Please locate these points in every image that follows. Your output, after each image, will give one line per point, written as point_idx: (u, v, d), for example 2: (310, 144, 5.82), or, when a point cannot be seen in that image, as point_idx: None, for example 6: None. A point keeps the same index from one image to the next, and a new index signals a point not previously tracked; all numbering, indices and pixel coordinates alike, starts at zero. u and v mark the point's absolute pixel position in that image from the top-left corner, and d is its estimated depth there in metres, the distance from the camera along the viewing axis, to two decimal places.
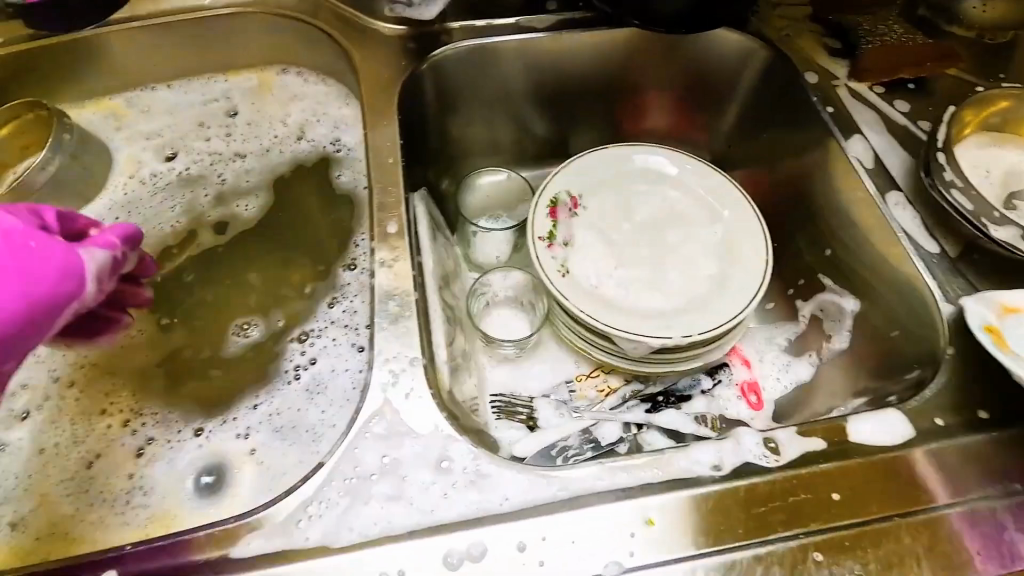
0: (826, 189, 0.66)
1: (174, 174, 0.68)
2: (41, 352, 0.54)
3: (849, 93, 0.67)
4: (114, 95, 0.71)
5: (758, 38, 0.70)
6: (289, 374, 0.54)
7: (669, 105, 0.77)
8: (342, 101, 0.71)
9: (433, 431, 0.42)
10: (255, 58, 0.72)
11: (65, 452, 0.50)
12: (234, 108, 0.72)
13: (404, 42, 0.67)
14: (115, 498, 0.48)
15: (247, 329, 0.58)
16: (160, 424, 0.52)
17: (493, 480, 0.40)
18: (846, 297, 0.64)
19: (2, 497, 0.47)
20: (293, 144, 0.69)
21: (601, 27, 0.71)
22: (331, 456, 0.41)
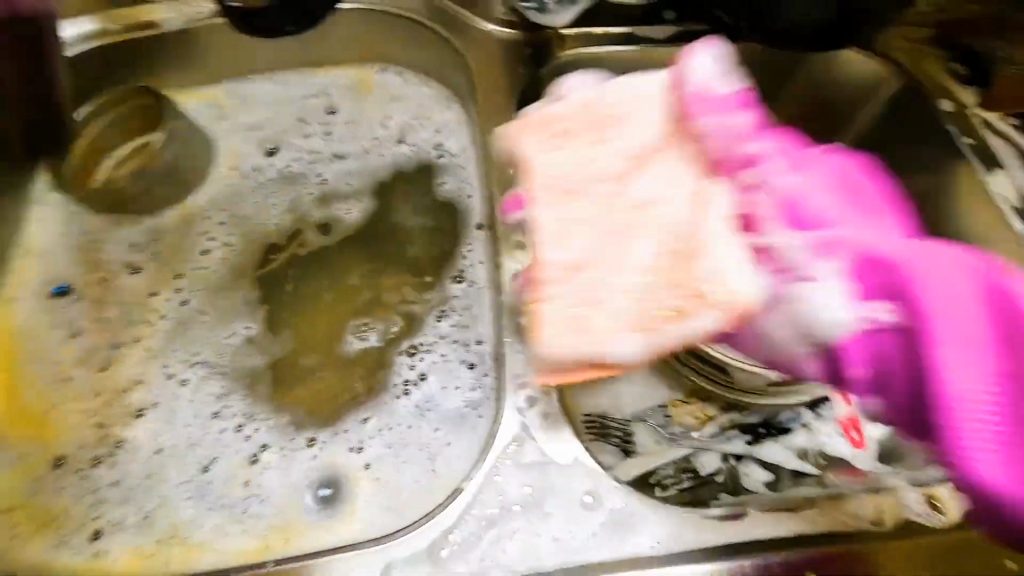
0: (954, 224, 0.62)
1: (274, 171, 0.65)
2: (156, 348, 0.54)
3: (983, 124, 0.64)
4: (215, 85, 0.69)
5: (889, 63, 0.66)
6: (397, 389, 0.52)
7: (778, 124, 0.74)
8: (445, 105, 0.69)
9: (575, 463, 0.40)
10: (356, 55, 0.70)
11: (177, 455, 0.49)
12: (332, 105, 0.69)
13: (518, 47, 0.65)
14: (233, 506, 0.46)
15: (362, 334, 0.55)
16: (272, 430, 0.50)
17: (643, 522, 0.38)
18: None
19: (125, 497, 0.47)
20: (391, 148, 0.67)
21: (719, 39, 0.67)
22: (470, 482, 0.39)
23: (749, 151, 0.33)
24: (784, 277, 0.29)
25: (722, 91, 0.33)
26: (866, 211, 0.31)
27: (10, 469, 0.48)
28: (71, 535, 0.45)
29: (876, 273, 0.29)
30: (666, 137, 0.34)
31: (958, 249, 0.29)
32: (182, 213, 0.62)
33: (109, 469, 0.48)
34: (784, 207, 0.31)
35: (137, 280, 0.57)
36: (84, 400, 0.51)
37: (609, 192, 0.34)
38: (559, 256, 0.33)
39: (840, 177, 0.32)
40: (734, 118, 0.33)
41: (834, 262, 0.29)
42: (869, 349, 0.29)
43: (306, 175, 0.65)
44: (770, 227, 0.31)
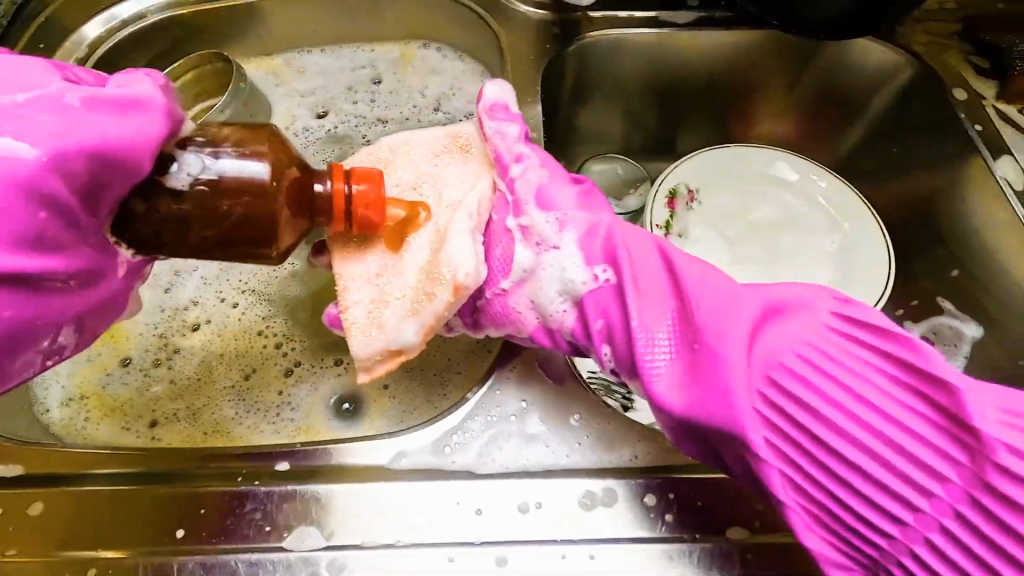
0: (961, 210, 0.64)
1: (323, 131, 0.72)
2: (208, 273, 0.61)
3: (996, 114, 0.66)
4: (274, 54, 0.77)
5: (907, 53, 0.68)
6: None
7: (795, 112, 0.77)
8: (478, 79, 0.75)
9: (568, 383, 0.45)
10: (400, 31, 0.77)
11: (225, 363, 0.56)
12: (379, 77, 0.76)
13: (548, 26, 0.70)
14: (268, 409, 0.53)
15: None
16: (306, 351, 0.57)
17: (626, 437, 0.43)
18: (968, 324, 0.62)
19: (177, 394, 0.54)
20: (430, 115, 0.73)
21: (740, 27, 0.71)
22: (476, 392, 0.45)
23: (613, 258, 0.43)
24: (622, 336, 0.42)
25: (597, 200, 0.47)
26: (673, 297, 0.42)
27: (84, 364, 0.55)
28: (132, 420, 0.53)
29: (680, 338, 0.40)
30: (567, 225, 0.44)
31: (758, 301, 0.40)
32: None
33: (166, 371, 0.55)
34: (634, 287, 0.42)
35: None
36: (146, 313, 0.58)
37: (504, 247, 0.44)
38: (447, 275, 0.40)
39: (684, 277, 0.42)
40: (593, 233, 0.44)
41: (667, 331, 0.40)
42: (676, 384, 0.39)
43: (353, 135, 0.72)
44: (606, 306, 0.43)
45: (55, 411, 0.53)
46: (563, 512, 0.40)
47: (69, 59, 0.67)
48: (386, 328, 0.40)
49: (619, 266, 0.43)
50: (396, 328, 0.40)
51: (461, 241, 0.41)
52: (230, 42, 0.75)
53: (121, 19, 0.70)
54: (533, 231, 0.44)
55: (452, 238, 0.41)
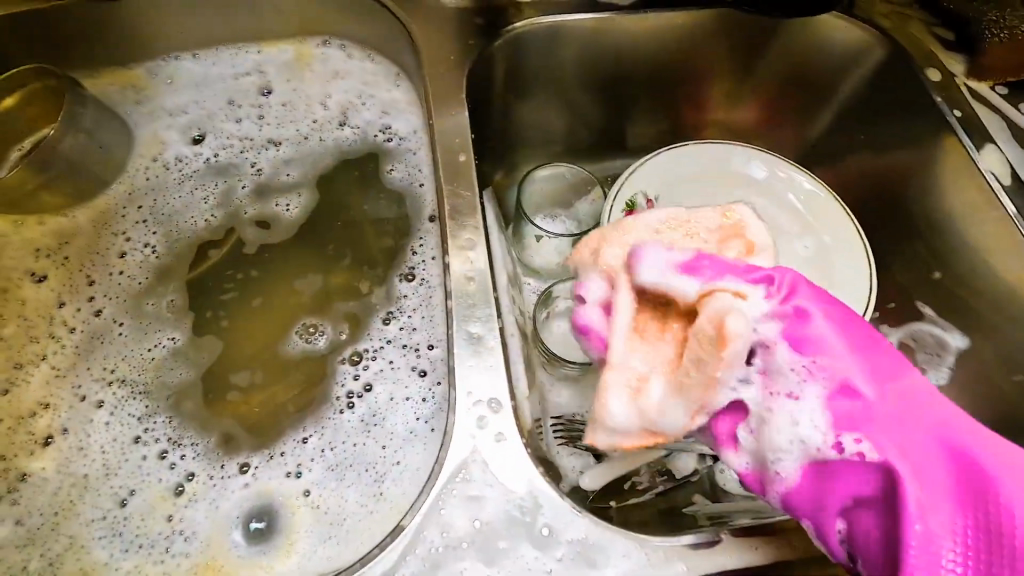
0: (941, 202, 0.58)
1: (200, 161, 0.58)
2: (61, 364, 0.48)
3: (969, 93, 0.60)
4: (132, 65, 0.61)
5: (875, 30, 0.61)
6: (340, 401, 0.47)
7: (754, 99, 0.69)
8: (393, 82, 0.62)
9: (529, 491, 0.36)
10: (292, 28, 0.62)
11: (93, 488, 0.44)
12: (269, 85, 0.62)
13: (470, 17, 0.59)
14: (156, 545, 0.42)
15: (310, 336, 0.51)
16: (201, 457, 0.45)
17: (609, 553, 0.34)
18: (952, 332, 0.57)
19: (30, 537, 0.42)
20: (335, 130, 0.60)
21: (690, 7, 0.62)
22: (412, 518, 0.35)
23: (879, 443, 0.31)
24: (916, 549, 0.29)
25: (813, 330, 0.34)
26: (959, 492, 0.31)
27: None
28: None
29: (986, 545, 0.30)
30: (799, 395, 0.33)
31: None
32: (92, 211, 0.55)
33: (15, 508, 0.43)
34: (918, 476, 0.31)
35: (42, 291, 0.51)
36: None
37: (709, 365, 0.32)
38: (723, 366, 0.32)
39: (921, 459, 0.31)
40: (856, 393, 0.33)
41: (959, 547, 0.29)
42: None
43: (239, 163, 0.58)
44: (861, 490, 0.31)
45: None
46: None
47: None
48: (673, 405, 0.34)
49: (913, 455, 0.31)
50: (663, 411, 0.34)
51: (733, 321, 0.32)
52: (69, 53, 0.59)
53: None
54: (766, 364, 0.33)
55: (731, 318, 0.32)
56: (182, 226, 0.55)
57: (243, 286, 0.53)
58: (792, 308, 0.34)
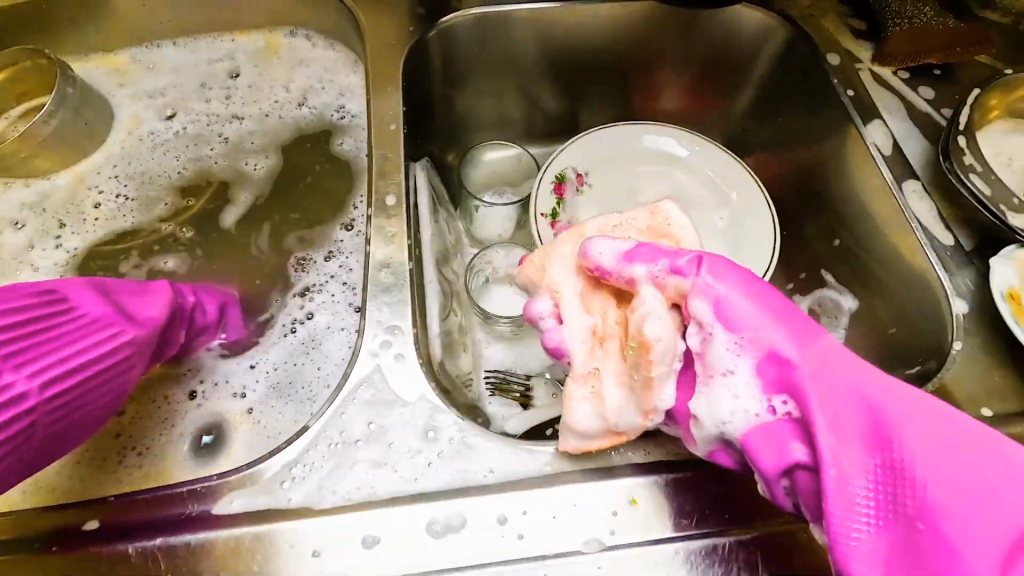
0: (841, 177, 0.63)
1: (172, 135, 0.65)
2: None
3: (871, 76, 0.65)
4: (118, 51, 0.69)
5: (781, 17, 0.67)
6: (286, 327, 0.55)
7: (684, 85, 0.75)
8: (348, 67, 0.69)
9: (419, 400, 0.42)
10: (259, 18, 0.70)
11: None
12: (237, 69, 0.69)
13: (414, 7, 0.65)
14: (109, 454, 0.48)
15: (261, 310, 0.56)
16: (158, 381, 0.52)
17: (482, 451, 0.40)
18: (846, 296, 0.63)
19: None
20: (293, 110, 0.67)
21: None
22: (318, 419, 0.41)
23: (794, 402, 0.36)
24: (832, 490, 0.33)
25: (734, 309, 0.37)
26: (872, 438, 0.34)
27: None
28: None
29: (892, 480, 0.33)
30: (731, 375, 0.37)
31: (939, 433, 0.33)
32: (72, 174, 0.62)
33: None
34: (832, 428, 0.34)
35: (17, 238, 0.59)
36: None
37: (643, 369, 0.37)
38: (656, 369, 0.37)
39: (838, 414, 0.35)
40: (779, 358, 0.37)
41: (869, 484, 0.33)
42: (878, 555, 0.32)
43: (208, 133, 0.65)
44: (794, 452, 0.35)
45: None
46: (407, 542, 0.36)
47: None
48: (626, 400, 0.38)
49: (826, 408, 0.35)
50: (617, 409, 0.39)
51: (660, 339, 0.37)
52: (60, 39, 0.67)
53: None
54: (701, 359, 0.37)
55: (644, 319, 0.37)
56: (152, 190, 0.63)
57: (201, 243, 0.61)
58: (714, 290, 0.38)
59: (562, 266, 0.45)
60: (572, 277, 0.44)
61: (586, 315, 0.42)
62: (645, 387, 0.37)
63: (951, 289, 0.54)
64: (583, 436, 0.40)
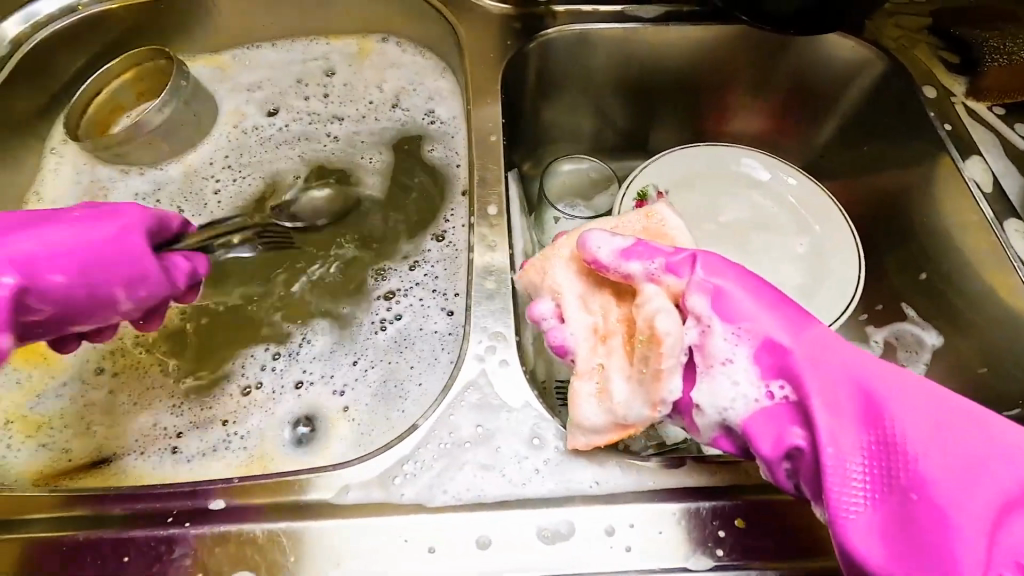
0: (931, 210, 0.63)
1: (272, 132, 0.68)
2: None
3: (967, 111, 0.65)
4: (224, 51, 0.72)
5: (876, 47, 0.67)
6: (374, 324, 0.57)
7: (766, 109, 0.75)
8: (439, 76, 0.71)
9: (524, 407, 0.43)
10: (358, 25, 0.72)
11: (172, 386, 0.54)
12: (333, 73, 0.72)
13: (511, 21, 0.67)
14: (218, 436, 0.51)
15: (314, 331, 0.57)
16: (260, 368, 0.55)
17: (587, 462, 0.41)
18: (928, 331, 0.62)
19: (120, 419, 0.53)
20: (386, 115, 0.69)
21: (708, 22, 0.69)
22: (427, 418, 0.42)
23: (792, 385, 0.37)
24: (830, 469, 0.34)
25: (732, 298, 0.39)
26: (866, 420, 0.36)
27: (15, 389, 0.54)
28: (50, 439, 0.52)
29: (886, 459, 0.35)
30: (733, 363, 0.38)
31: (925, 414, 0.35)
32: (181, 167, 0.65)
33: (111, 378, 0.55)
34: (827, 409, 0.36)
35: None
36: None
37: (653, 362, 0.37)
38: (665, 360, 0.37)
39: (834, 396, 0.36)
40: (775, 344, 0.38)
41: (866, 463, 0.35)
42: (876, 530, 0.34)
43: (316, 133, 0.68)
44: (792, 435, 0.36)
45: (13, 466, 0.51)
46: (519, 546, 0.38)
47: None
48: (638, 393, 0.38)
49: (822, 391, 0.36)
50: (626, 404, 0.39)
51: (666, 334, 0.37)
52: (173, 37, 0.70)
53: (38, 17, 0.65)
54: (701, 347, 0.38)
55: (652, 314, 0.38)
56: (251, 185, 0.65)
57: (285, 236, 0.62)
58: (710, 279, 0.40)
59: (562, 267, 0.45)
60: (575, 278, 0.45)
61: (587, 315, 0.43)
62: (655, 381, 0.37)
63: None
64: (592, 432, 0.40)
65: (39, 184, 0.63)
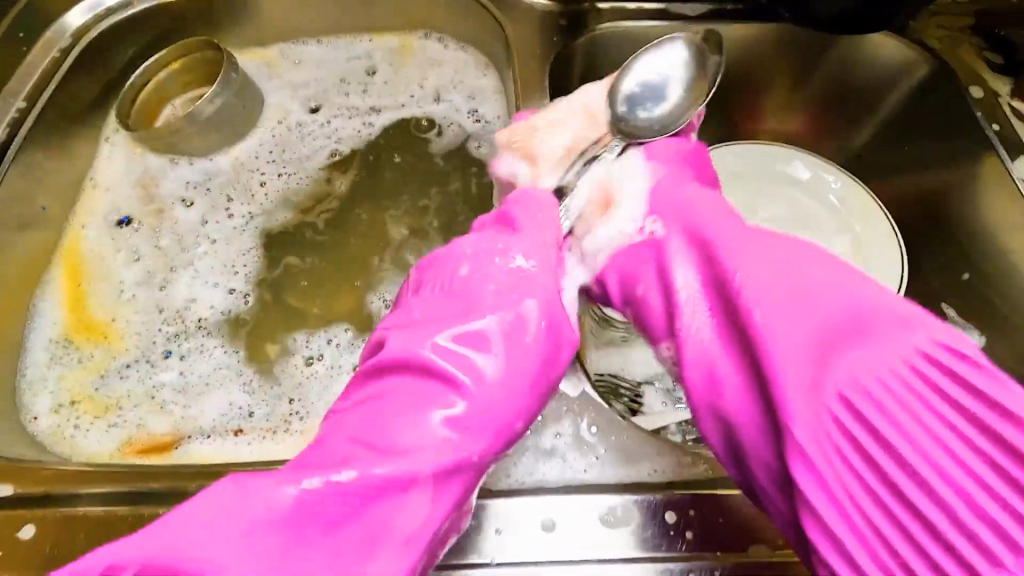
0: (975, 211, 0.63)
1: (319, 126, 0.70)
2: (201, 272, 0.61)
3: (1012, 111, 0.65)
4: (270, 45, 0.73)
5: (921, 47, 0.67)
6: None
7: (802, 107, 0.76)
8: (481, 72, 0.72)
9: (580, 395, 0.44)
10: (402, 21, 0.73)
11: (237, 368, 0.57)
12: (377, 68, 0.73)
13: (556, 18, 0.68)
14: (281, 415, 0.54)
15: (386, 297, 0.60)
16: (321, 342, 0.58)
17: (644, 450, 0.42)
18: (969, 332, 0.62)
19: (185, 400, 0.55)
20: (431, 110, 0.71)
21: (752, 20, 0.69)
22: None
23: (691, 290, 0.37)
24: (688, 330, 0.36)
25: (693, 207, 0.41)
26: (711, 274, 0.36)
27: (78, 367, 0.56)
28: (122, 418, 0.54)
29: (717, 307, 0.35)
30: (644, 230, 0.42)
31: (756, 261, 0.34)
32: (232, 158, 0.67)
33: (179, 361, 0.57)
34: (708, 271, 0.36)
35: (190, 214, 0.64)
36: (142, 312, 0.59)
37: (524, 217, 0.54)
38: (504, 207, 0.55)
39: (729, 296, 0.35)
40: (687, 224, 0.39)
41: (712, 321, 0.35)
42: (736, 393, 0.33)
43: (360, 125, 0.70)
44: (673, 290, 0.37)
45: (85, 447, 0.53)
46: (581, 530, 0.39)
47: (51, 49, 0.65)
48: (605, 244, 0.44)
49: (702, 259, 0.37)
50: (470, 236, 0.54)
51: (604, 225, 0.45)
52: (222, 31, 0.71)
53: (104, 7, 0.67)
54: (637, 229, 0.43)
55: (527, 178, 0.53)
56: (299, 178, 0.67)
57: (337, 229, 0.64)
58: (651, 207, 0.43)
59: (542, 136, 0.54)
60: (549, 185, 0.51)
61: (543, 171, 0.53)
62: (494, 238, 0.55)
63: None
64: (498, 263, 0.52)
65: (93, 171, 0.64)
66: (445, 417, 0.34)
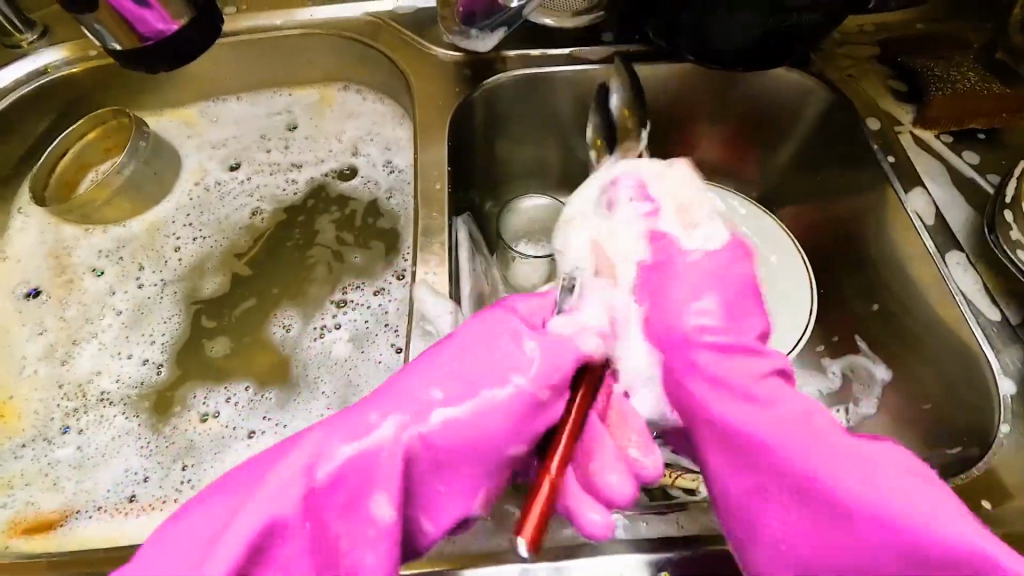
0: (880, 241, 0.63)
1: (234, 184, 0.70)
2: (106, 338, 0.61)
3: (912, 139, 0.66)
4: (188, 105, 0.74)
5: (820, 79, 0.68)
6: (317, 331, 0.61)
7: (720, 140, 0.76)
8: (397, 123, 0.73)
9: None
10: (319, 76, 0.75)
11: (137, 436, 0.56)
12: (295, 122, 0.74)
13: (461, 68, 0.68)
14: (175, 482, 0.54)
15: (285, 323, 0.62)
16: (220, 402, 0.58)
17: (520, 519, 0.43)
18: (878, 365, 0.62)
19: (78, 474, 0.54)
20: (346, 162, 0.72)
21: (656, 61, 0.69)
22: None
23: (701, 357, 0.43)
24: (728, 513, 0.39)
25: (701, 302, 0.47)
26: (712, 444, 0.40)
27: None
28: (10, 501, 0.53)
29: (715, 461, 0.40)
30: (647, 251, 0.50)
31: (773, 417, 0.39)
32: (145, 223, 0.68)
33: (79, 434, 0.56)
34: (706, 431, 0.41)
35: (98, 282, 0.64)
36: (41, 389, 0.59)
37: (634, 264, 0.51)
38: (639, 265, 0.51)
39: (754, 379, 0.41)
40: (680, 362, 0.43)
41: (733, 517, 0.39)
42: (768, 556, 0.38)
43: (275, 181, 0.70)
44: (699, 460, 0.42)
45: None
46: None
47: None
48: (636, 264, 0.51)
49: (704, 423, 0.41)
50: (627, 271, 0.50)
51: (590, 305, 0.46)
52: (137, 96, 0.72)
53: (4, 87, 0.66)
54: (639, 199, 0.52)
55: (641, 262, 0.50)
56: (211, 239, 0.67)
57: (247, 287, 0.64)
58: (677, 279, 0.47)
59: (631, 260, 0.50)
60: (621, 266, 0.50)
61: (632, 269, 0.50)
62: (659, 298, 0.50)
63: (998, 368, 0.52)
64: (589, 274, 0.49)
65: (6, 244, 0.66)
66: (381, 444, 0.37)
